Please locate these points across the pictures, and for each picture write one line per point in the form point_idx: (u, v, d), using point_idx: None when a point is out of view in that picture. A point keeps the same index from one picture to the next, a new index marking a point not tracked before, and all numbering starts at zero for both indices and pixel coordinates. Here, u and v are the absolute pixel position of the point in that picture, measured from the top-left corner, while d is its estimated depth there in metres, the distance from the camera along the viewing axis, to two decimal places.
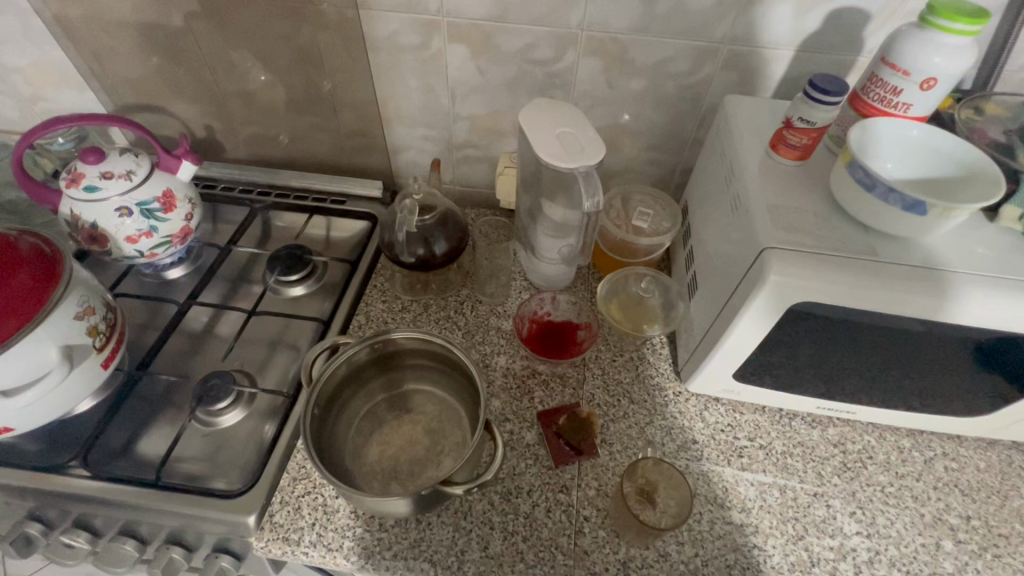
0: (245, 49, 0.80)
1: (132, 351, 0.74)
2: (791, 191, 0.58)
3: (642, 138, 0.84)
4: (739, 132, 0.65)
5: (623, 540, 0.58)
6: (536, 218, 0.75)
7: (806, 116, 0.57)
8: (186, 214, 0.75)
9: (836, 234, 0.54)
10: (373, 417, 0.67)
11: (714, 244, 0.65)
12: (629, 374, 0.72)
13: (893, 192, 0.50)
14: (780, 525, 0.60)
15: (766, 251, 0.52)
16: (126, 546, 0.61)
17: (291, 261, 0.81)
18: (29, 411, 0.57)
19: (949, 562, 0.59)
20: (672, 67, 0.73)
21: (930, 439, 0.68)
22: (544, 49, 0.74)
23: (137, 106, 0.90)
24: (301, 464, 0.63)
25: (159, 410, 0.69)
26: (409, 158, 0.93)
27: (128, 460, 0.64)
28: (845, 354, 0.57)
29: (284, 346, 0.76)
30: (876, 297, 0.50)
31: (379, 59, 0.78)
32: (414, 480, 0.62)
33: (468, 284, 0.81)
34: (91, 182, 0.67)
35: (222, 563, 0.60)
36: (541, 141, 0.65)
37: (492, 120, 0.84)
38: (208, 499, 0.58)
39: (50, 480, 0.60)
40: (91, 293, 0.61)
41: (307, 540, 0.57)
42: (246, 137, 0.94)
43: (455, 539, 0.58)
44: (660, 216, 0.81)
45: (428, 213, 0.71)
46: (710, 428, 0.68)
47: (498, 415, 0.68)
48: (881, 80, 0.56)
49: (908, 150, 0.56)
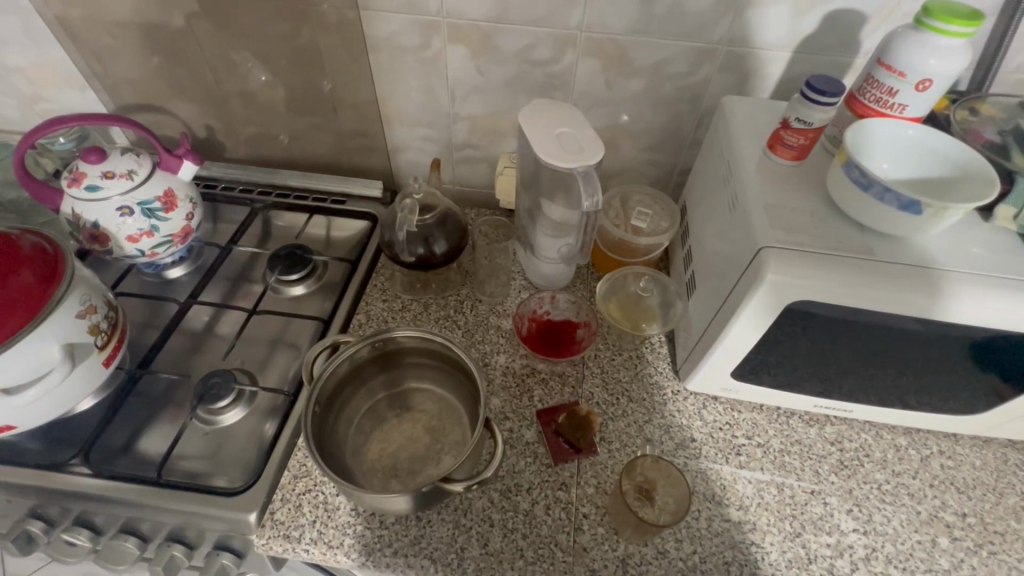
0: (246, 50, 0.80)
1: (133, 350, 0.74)
2: (788, 191, 0.58)
3: (642, 138, 0.84)
4: (738, 133, 0.66)
5: (622, 537, 0.59)
6: (536, 218, 0.76)
7: (803, 117, 0.57)
8: (187, 213, 0.75)
9: (834, 233, 0.54)
10: (374, 415, 0.67)
11: (712, 242, 0.66)
12: (628, 372, 0.73)
13: (889, 192, 0.50)
14: (778, 522, 0.61)
15: (763, 250, 0.52)
16: (126, 542, 0.62)
17: (291, 261, 0.81)
18: (31, 409, 0.57)
19: (945, 560, 0.59)
20: (671, 68, 0.74)
21: (926, 437, 0.69)
22: (543, 50, 0.74)
23: (138, 106, 0.91)
24: (301, 462, 0.63)
25: (160, 408, 0.69)
26: (409, 158, 0.93)
27: (130, 458, 0.65)
28: (842, 353, 0.58)
29: (284, 345, 0.76)
30: (871, 296, 0.50)
31: (380, 60, 0.79)
32: (414, 477, 0.63)
33: (468, 283, 0.82)
34: (92, 181, 0.67)
35: (223, 560, 0.61)
36: (541, 140, 0.66)
37: (491, 120, 0.84)
38: (209, 496, 0.59)
39: (53, 479, 0.60)
40: (94, 292, 0.61)
41: (307, 538, 0.58)
42: (247, 137, 0.94)
43: (455, 536, 0.58)
44: (659, 216, 0.82)
45: (428, 212, 0.72)
46: (708, 425, 0.68)
47: (498, 413, 0.68)
48: (877, 81, 0.56)
49: (904, 150, 0.57)
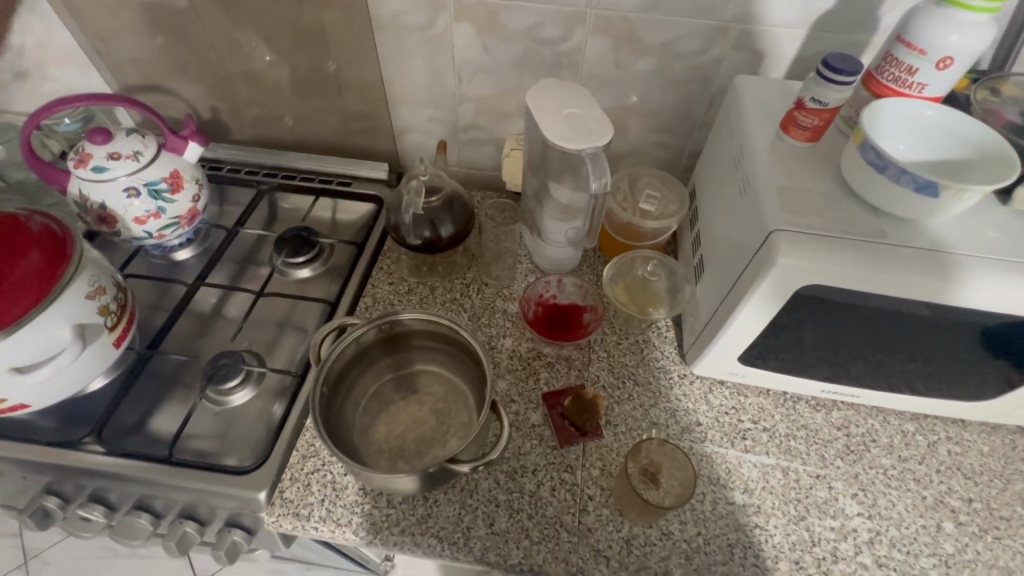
0: (249, 29, 0.79)
1: (142, 332, 0.75)
2: (802, 173, 0.57)
3: (651, 120, 0.82)
4: (749, 113, 0.64)
5: (627, 519, 0.59)
6: (543, 200, 0.75)
7: (819, 97, 0.56)
8: (193, 195, 0.75)
9: (847, 217, 0.53)
10: (380, 397, 0.68)
11: (722, 226, 0.65)
12: (634, 357, 0.73)
13: (905, 173, 0.49)
14: (783, 505, 0.61)
15: (775, 233, 0.51)
16: (140, 519, 0.63)
17: (298, 244, 0.81)
18: (44, 388, 0.58)
19: (949, 544, 0.59)
20: (682, 46, 0.72)
21: (934, 423, 0.68)
22: (551, 28, 0.73)
23: (143, 86, 0.90)
24: (310, 442, 0.64)
25: (169, 389, 0.70)
26: (414, 140, 0.92)
27: (142, 436, 0.66)
28: (850, 338, 0.57)
29: (291, 328, 0.76)
30: (884, 280, 0.50)
31: (385, 40, 0.78)
32: (421, 458, 0.63)
33: (474, 266, 0.81)
34: (99, 162, 0.67)
35: (235, 537, 0.62)
36: (549, 122, 0.65)
37: (498, 101, 0.83)
38: (220, 474, 0.60)
39: (67, 456, 0.61)
40: (102, 274, 0.62)
41: (317, 516, 0.59)
42: (252, 118, 0.93)
43: (462, 516, 0.59)
44: (667, 199, 0.81)
45: (434, 195, 0.71)
46: (714, 410, 0.68)
47: (504, 396, 0.69)
48: (897, 59, 0.55)
49: (922, 131, 0.55)
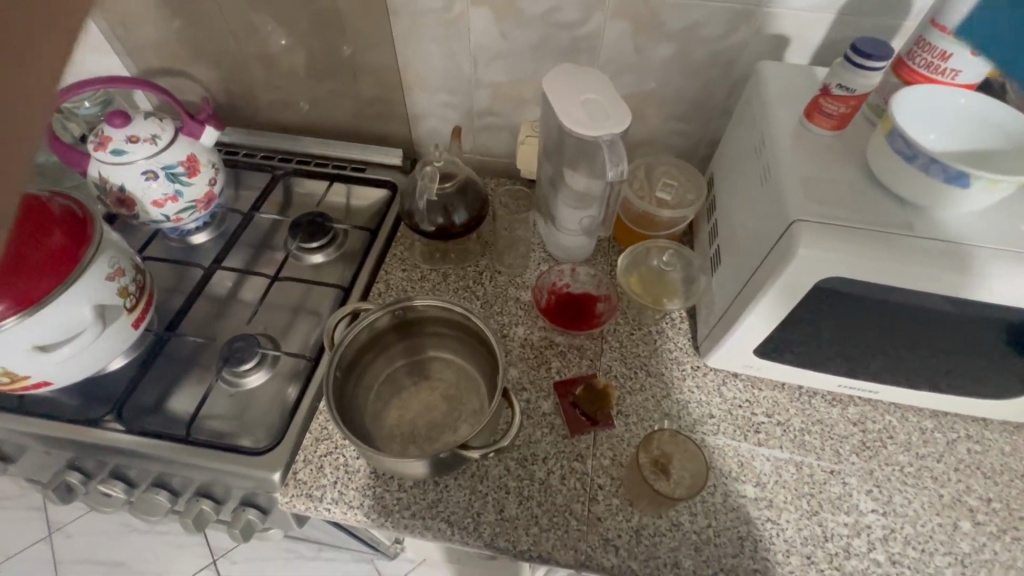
0: (266, 12, 0.79)
1: (160, 314, 0.76)
2: (826, 162, 0.56)
3: (670, 107, 0.81)
4: (773, 100, 0.63)
5: (637, 508, 0.59)
6: (558, 188, 0.74)
7: (846, 83, 0.54)
8: (210, 179, 0.76)
9: (872, 208, 0.52)
10: (392, 382, 0.68)
11: (740, 217, 0.63)
12: (647, 348, 0.72)
13: (935, 163, 0.48)
14: (795, 500, 0.61)
15: (796, 223, 0.50)
16: (158, 496, 0.65)
17: (312, 229, 0.82)
18: (66, 366, 0.60)
19: (966, 543, 0.58)
20: (704, 31, 0.70)
21: (954, 421, 0.67)
22: (569, 12, 0.71)
23: (161, 70, 0.90)
24: (323, 425, 0.64)
25: (187, 370, 0.71)
26: (429, 126, 0.91)
27: (160, 416, 0.67)
28: (870, 332, 0.56)
29: (305, 312, 0.77)
30: (909, 273, 0.48)
31: (401, 24, 0.77)
32: (432, 444, 0.64)
33: (488, 254, 0.81)
34: (118, 145, 0.68)
35: (249, 516, 0.64)
36: (566, 108, 0.64)
37: (515, 88, 0.82)
38: (235, 455, 0.61)
39: (88, 433, 0.62)
40: (121, 256, 0.63)
41: (329, 497, 0.59)
42: (267, 103, 0.93)
43: (472, 501, 0.59)
44: (685, 188, 0.79)
45: (448, 181, 0.71)
46: (728, 402, 0.68)
47: (515, 384, 0.69)
48: (930, 44, 0.53)
49: (954, 119, 0.53)
